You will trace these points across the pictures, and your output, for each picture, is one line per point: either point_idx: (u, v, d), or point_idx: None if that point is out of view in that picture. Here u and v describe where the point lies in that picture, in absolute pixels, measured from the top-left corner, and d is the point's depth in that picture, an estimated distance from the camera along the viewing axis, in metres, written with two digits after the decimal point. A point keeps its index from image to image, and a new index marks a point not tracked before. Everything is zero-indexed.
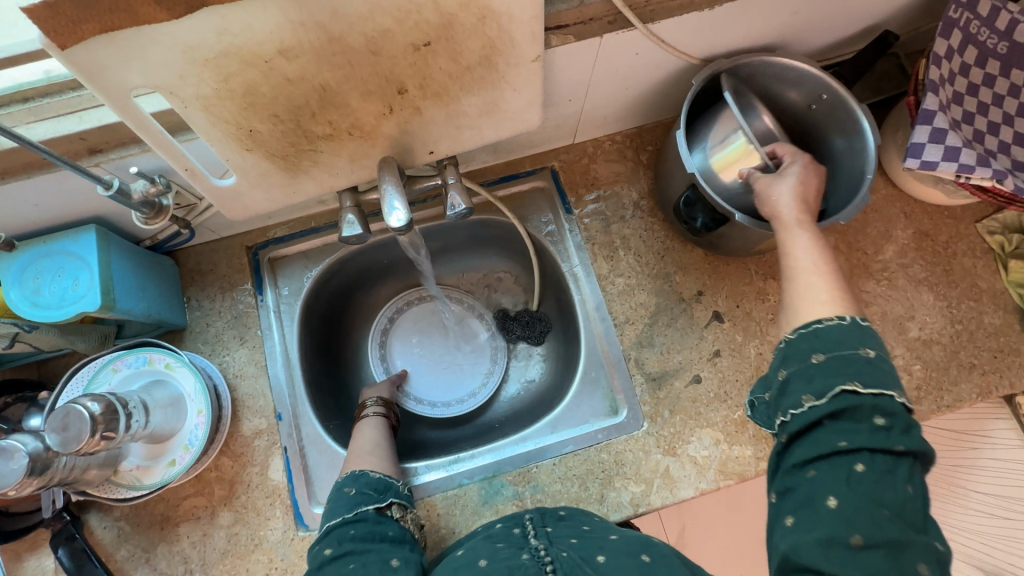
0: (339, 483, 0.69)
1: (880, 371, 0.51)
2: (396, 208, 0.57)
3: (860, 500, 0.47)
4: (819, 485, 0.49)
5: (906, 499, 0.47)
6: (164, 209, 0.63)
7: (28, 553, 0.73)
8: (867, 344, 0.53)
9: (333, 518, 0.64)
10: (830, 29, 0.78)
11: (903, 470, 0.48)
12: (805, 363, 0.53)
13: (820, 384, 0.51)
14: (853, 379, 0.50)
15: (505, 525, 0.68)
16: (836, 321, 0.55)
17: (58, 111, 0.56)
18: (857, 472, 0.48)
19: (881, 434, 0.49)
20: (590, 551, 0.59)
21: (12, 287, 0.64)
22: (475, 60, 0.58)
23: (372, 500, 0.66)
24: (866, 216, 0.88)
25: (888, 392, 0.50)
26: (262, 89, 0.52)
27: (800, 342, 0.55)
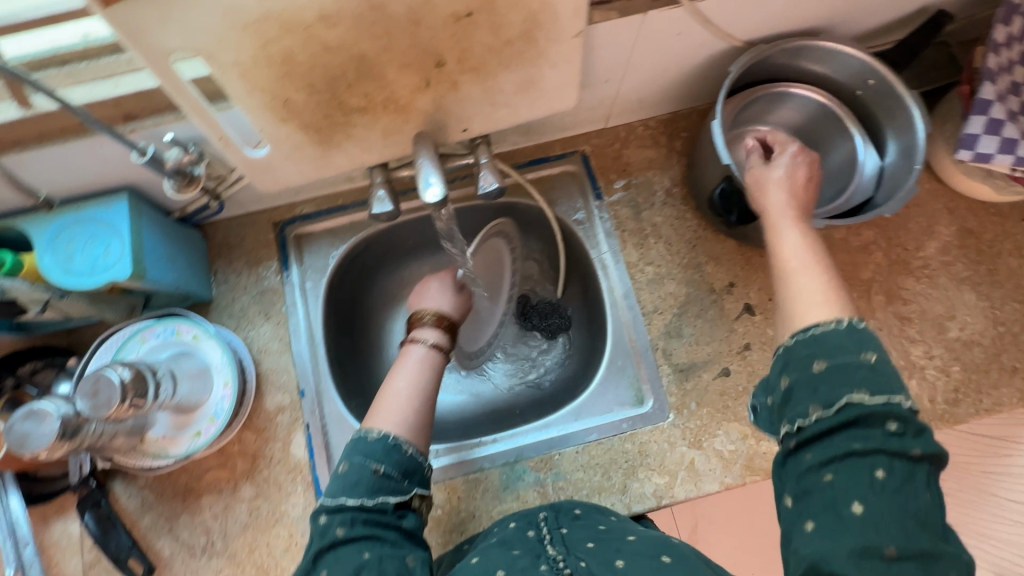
0: (367, 444, 0.60)
1: (885, 376, 0.47)
2: (432, 183, 0.56)
3: (884, 507, 0.44)
4: (839, 491, 0.45)
5: (925, 505, 0.44)
6: (196, 178, 0.61)
7: (55, 517, 0.74)
8: (869, 347, 0.48)
9: (352, 493, 0.57)
10: (881, 13, 0.74)
11: (921, 476, 0.45)
12: (807, 372, 0.49)
13: (826, 394, 0.47)
14: (859, 389, 0.46)
15: (518, 526, 0.66)
16: (832, 325, 0.50)
17: (96, 74, 0.56)
18: (881, 478, 0.44)
19: (893, 437, 0.45)
20: (608, 557, 0.57)
21: (46, 253, 0.64)
22: (516, 34, 0.56)
23: (398, 485, 0.59)
24: (907, 211, 0.85)
25: (897, 399, 0.46)
26: (301, 57, 0.51)
27: (798, 349, 0.50)
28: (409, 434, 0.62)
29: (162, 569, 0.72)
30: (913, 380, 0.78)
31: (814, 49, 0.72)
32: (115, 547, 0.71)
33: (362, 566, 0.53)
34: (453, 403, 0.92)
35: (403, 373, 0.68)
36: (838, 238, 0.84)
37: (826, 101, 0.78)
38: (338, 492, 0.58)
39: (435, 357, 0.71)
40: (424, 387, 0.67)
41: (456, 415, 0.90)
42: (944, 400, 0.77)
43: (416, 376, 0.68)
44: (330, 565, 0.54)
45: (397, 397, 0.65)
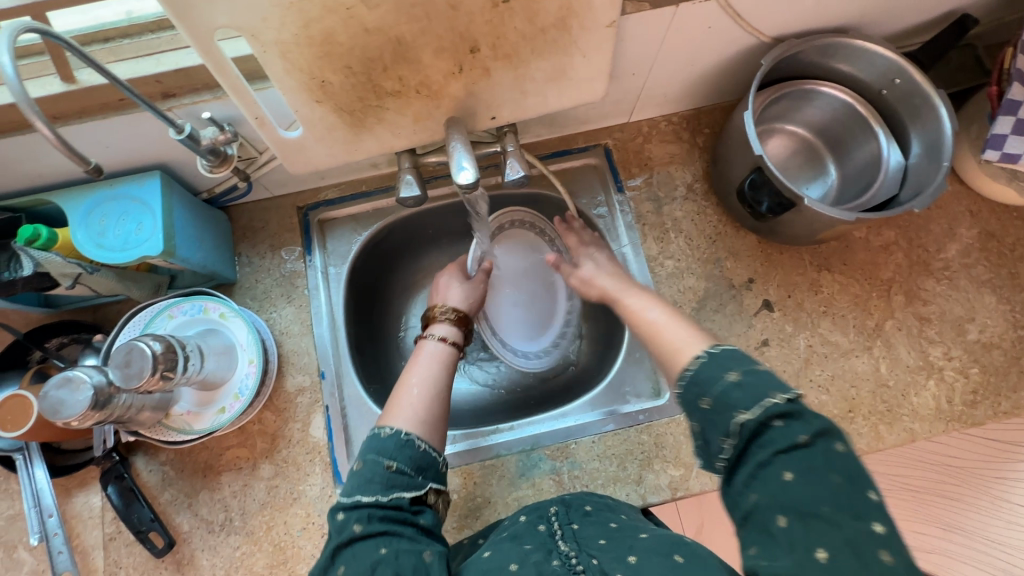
0: (380, 440, 0.60)
1: (754, 386, 0.46)
2: (464, 167, 0.56)
3: (801, 509, 0.42)
4: (765, 508, 0.44)
5: (837, 489, 0.42)
6: (228, 158, 0.63)
7: (77, 490, 0.75)
8: (731, 367, 0.48)
9: (365, 490, 0.56)
10: (910, 13, 0.75)
11: (824, 461, 0.44)
12: (699, 411, 0.49)
13: (721, 425, 0.47)
14: (740, 410, 0.46)
15: (529, 520, 0.64)
16: (697, 362, 0.51)
17: (138, 52, 0.57)
18: (788, 481, 0.43)
19: (783, 433, 0.45)
20: (620, 551, 0.54)
21: (80, 228, 0.66)
22: (551, 22, 0.57)
23: (411, 481, 0.58)
24: (929, 212, 0.85)
25: (773, 401, 0.45)
26: (340, 38, 0.52)
27: (683, 396, 0.50)
28: (421, 429, 0.62)
29: (181, 544, 0.73)
30: (931, 381, 0.78)
31: (843, 47, 0.72)
32: (136, 520, 0.72)
33: (380, 561, 0.51)
34: (469, 391, 0.91)
35: (417, 370, 0.68)
36: (859, 237, 0.84)
37: (854, 101, 0.79)
38: (353, 490, 0.56)
39: (448, 352, 0.72)
40: (437, 382, 0.67)
41: (471, 403, 0.91)
42: (962, 402, 0.77)
43: (430, 372, 0.68)
44: (347, 562, 0.52)
45: (410, 394, 0.65)
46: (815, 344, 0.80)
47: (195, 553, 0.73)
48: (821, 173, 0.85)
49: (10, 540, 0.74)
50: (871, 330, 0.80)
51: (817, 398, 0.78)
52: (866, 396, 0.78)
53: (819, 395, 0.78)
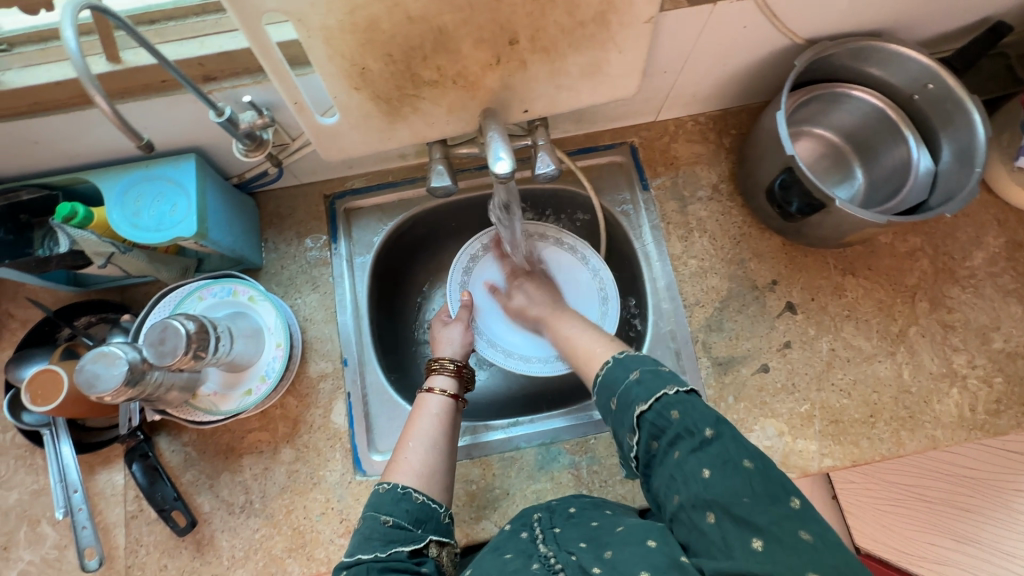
0: (378, 497, 0.62)
1: (650, 382, 0.58)
2: (501, 157, 0.57)
3: (724, 503, 0.50)
4: (690, 506, 0.51)
5: (749, 475, 0.51)
6: (263, 142, 0.63)
7: (101, 467, 0.75)
8: (632, 370, 0.61)
9: (365, 548, 0.57)
10: (945, 19, 0.75)
11: (730, 449, 0.53)
12: (613, 412, 0.60)
13: (628, 421, 0.58)
14: (640, 402, 0.57)
15: (513, 528, 0.64)
16: (606, 369, 0.63)
17: (182, 34, 0.58)
18: (707, 476, 0.52)
19: (688, 426, 0.55)
20: (598, 549, 0.55)
21: (115, 208, 0.66)
22: (590, 15, 0.58)
23: (411, 535, 0.59)
24: (956, 220, 0.84)
25: (663, 392, 0.57)
26: (384, 25, 0.53)
27: (601, 402, 0.62)
28: (417, 481, 0.64)
29: (201, 524, 0.74)
30: (954, 389, 0.78)
31: (874, 50, 0.72)
32: (160, 498, 0.73)
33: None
34: (487, 385, 0.92)
35: (418, 423, 0.70)
36: (885, 242, 0.84)
37: (883, 105, 0.79)
38: (353, 549, 0.58)
39: (448, 404, 0.72)
40: (438, 435, 0.69)
41: (490, 395, 0.91)
42: (985, 411, 0.77)
43: (429, 426, 0.69)
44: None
45: (407, 446, 0.67)
46: (837, 347, 0.80)
47: (215, 533, 0.74)
48: (848, 176, 0.84)
49: (35, 514, 0.75)
50: (894, 336, 0.80)
51: (839, 401, 0.78)
52: (888, 401, 0.78)
53: (840, 399, 0.78)
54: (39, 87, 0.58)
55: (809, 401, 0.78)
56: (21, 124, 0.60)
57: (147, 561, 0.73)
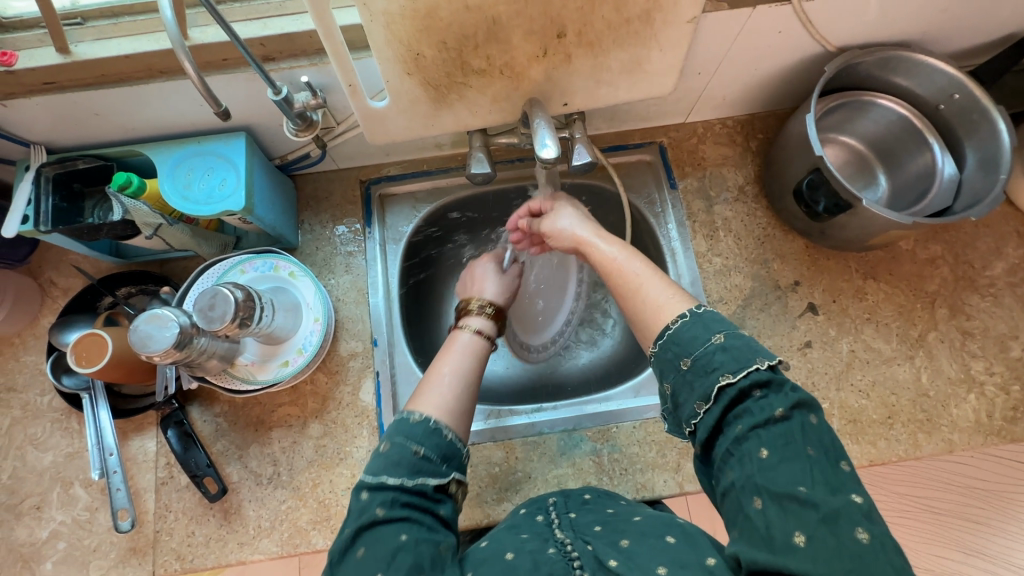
0: (409, 424, 0.58)
1: (736, 351, 0.51)
2: (547, 144, 0.59)
3: (775, 491, 0.46)
4: (740, 485, 0.48)
5: (811, 463, 0.47)
6: (314, 124, 0.66)
7: (135, 433, 0.78)
8: (715, 329, 0.53)
9: (392, 472, 0.55)
10: (972, 33, 0.77)
11: (795, 433, 0.48)
12: (679, 372, 0.53)
13: (701, 390, 0.52)
14: (723, 372, 0.51)
15: (528, 512, 0.64)
16: (679, 320, 0.54)
17: (247, 15, 0.62)
18: (763, 456, 0.48)
19: (762, 407, 0.49)
20: (614, 536, 0.55)
21: (166, 180, 0.69)
22: (636, 13, 0.60)
23: (438, 468, 0.57)
24: (976, 230, 0.86)
25: (754, 367, 0.50)
26: (442, 13, 0.56)
27: (663, 354, 0.54)
28: (451, 420, 0.60)
29: (230, 492, 0.76)
30: (972, 395, 0.79)
31: (903, 60, 0.74)
32: (193, 464, 0.75)
33: (400, 548, 0.50)
34: (508, 373, 0.93)
35: (450, 359, 0.65)
36: (906, 249, 0.85)
37: (910, 114, 0.81)
38: (377, 471, 0.55)
39: (480, 346, 0.68)
40: (469, 373, 0.64)
41: (511, 383, 0.92)
42: (1001, 417, 0.78)
43: (463, 362, 0.65)
44: (368, 545, 0.51)
45: (442, 379, 0.63)
46: (858, 349, 0.81)
47: (243, 503, 0.75)
48: (871, 182, 0.86)
49: (68, 476, 0.77)
50: (914, 340, 0.82)
51: (857, 402, 0.79)
52: (907, 404, 0.79)
53: (859, 400, 0.79)
54: (108, 59, 0.61)
55: (828, 400, 0.79)
56: (86, 94, 0.62)
57: (175, 527, 0.74)
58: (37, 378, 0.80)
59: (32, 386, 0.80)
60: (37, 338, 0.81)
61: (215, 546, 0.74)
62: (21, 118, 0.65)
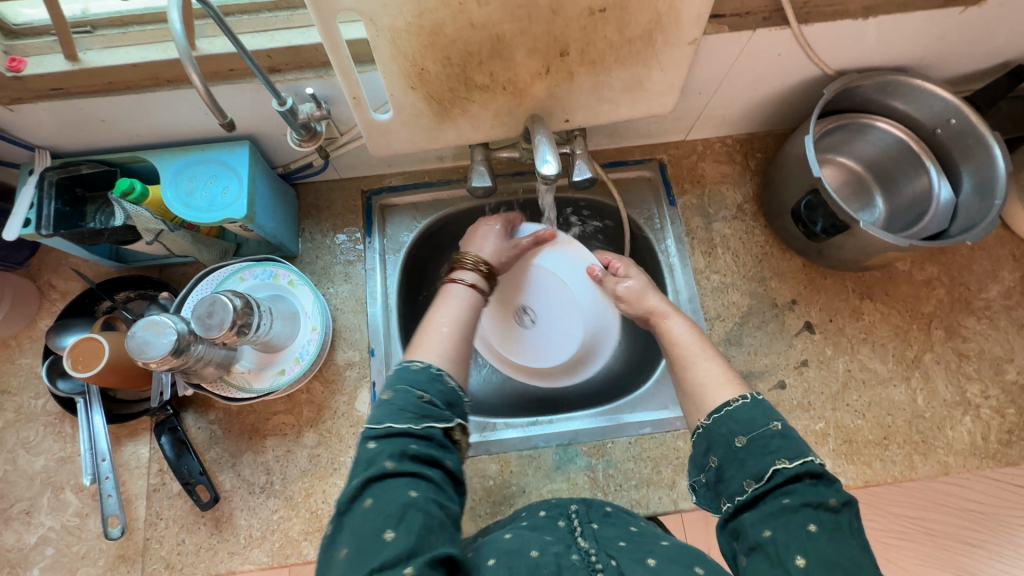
0: (411, 372, 0.59)
1: (794, 440, 0.53)
2: (548, 160, 0.60)
3: (826, 560, 0.46)
4: (782, 544, 0.48)
5: (858, 552, 0.47)
6: (317, 135, 0.66)
7: (128, 439, 0.77)
8: (774, 417, 0.55)
9: (398, 419, 0.55)
10: (968, 59, 0.78)
11: (844, 522, 0.49)
12: (731, 448, 0.54)
13: (752, 467, 0.52)
14: (780, 456, 0.52)
15: (548, 514, 0.63)
16: (741, 402, 0.57)
17: (255, 28, 0.63)
18: (812, 531, 0.48)
19: (814, 490, 0.50)
20: (640, 553, 0.54)
21: (169, 187, 0.69)
22: (638, 34, 0.61)
23: (443, 416, 0.57)
24: (972, 252, 0.87)
25: (813, 458, 0.51)
26: (446, 30, 0.56)
27: (718, 427, 0.56)
28: (450, 367, 0.61)
29: (222, 501, 0.75)
30: (967, 417, 0.79)
31: (901, 84, 0.75)
32: (185, 472, 0.75)
33: (410, 503, 0.50)
34: (502, 385, 0.93)
35: (446, 311, 0.66)
36: (902, 269, 0.86)
37: (908, 137, 0.81)
38: (384, 418, 0.55)
39: (475, 297, 0.70)
40: (464, 322, 0.66)
41: (505, 395, 0.92)
42: (997, 440, 0.78)
43: (458, 313, 0.67)
44: (375, 496, 0.51)
45: (440, 331, 0.64)
46: (854, 369, 0.81)
47: (235, 512, 0.75)
48: (868, 204, 0.87)
49: (59, 481, 0.76)
50: (910, 361, 0.82)
51: (853, 421, 0.79)
52: (902, 425, 0.79)
53: (855, 419, 0.79)
54: (115, 68, 0.61)
55: (824, 419, 0.79)
56: (92, 102, 0.63)
57: (166, 535, 0.74)
58: (31, 381, 0.80)
59: (27, 389, 0.79)
60: (33, 340, 0.81)
61: (206, 555, 0.73)
62: (26, 122, 0.65)
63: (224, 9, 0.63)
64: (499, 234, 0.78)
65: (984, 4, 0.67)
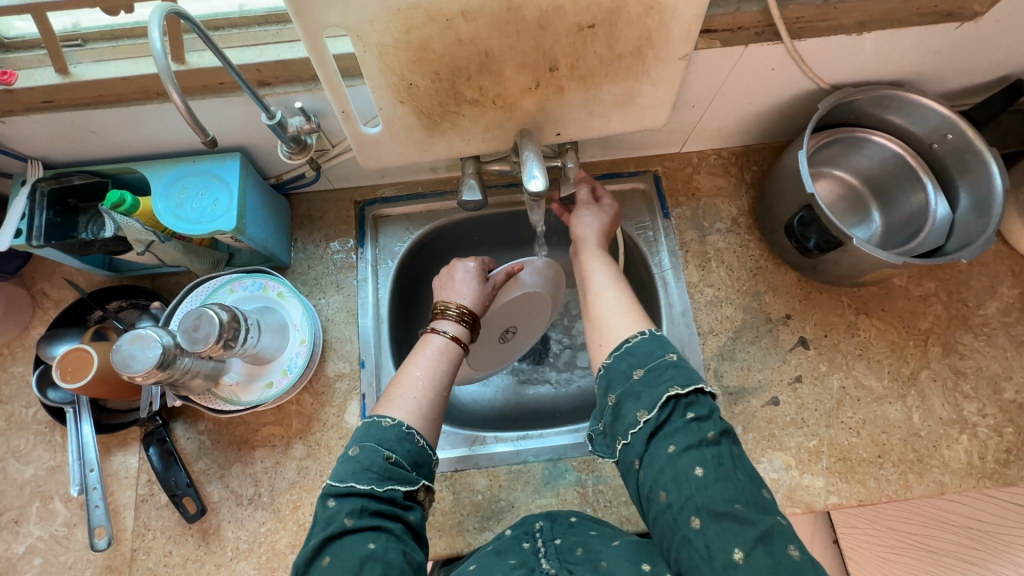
0: (381, 430, 0.58)
1: (686, 368, 0.56)
2: (535, 175, 0.59)
3: (713, 509, 0.49)
4: (677, 506, 0.50)
5: (742, 487, 0.51)
6: (307, 147, 0.66)
7: (117, 449, 0.77)
8: (668, 349, 0.58)
9: (360, 479, 0.55)
10: (966, 74, 0.77)
11: (726, 457, 0.52)
12: (628, 381, 0.57)
13: (645, 399, 0.55)
14: (673, 385, 0.55)
15: (514, 535, 0.63)
16: (638, 338, 0.60)
17: (244, 42, 0.63)
18: (698, 475, 0.51)
19: (696, 425, 0.53)
20: (592, 560, 0.57)
21: (160, 199, 0.69)
22: (628, 49, 0.60)
23: (408, 476, 0.57)
24: (971, 268, 0.86)
25: (700, 388, 0.55)
26: (434, 46, 0.56)
27: (618, 362, 0.58)
28: (421, 424, 0.61)
29: (210, 512, 0.75)
30: (964, 436, 0.78)
31: (898, 99, 0.74)
32: (173, 483, 0.75)
33: (368, 556, 0.51)
34: (494, 397, 0.93)
35: (421, 362, 0.66)
36: (899, 285, 0.85)
37: (905, 152, 0.81)
38: (347, 475, 0.55)
39: (456, 349, 0.69)
40: (441, 378, 0.65)
41: (498, 407, 0.92)
42: (995, 460, 0.76)
43: (437, 369, 0.65)
44: (333, 553, 0.52)
45: (415, 384, 0.63)
46: (848, 385, 0.80)
47: (222, 524, 0.74)
48: (865, 219, 0.86)
49: (48, 490, 0.76)
50: (905, 378, 0.81)
51: (847, 439, 0.78)
52: (897, 443, 0.78)
53: (849, 437, 0.78)
54: (106, 81, 0.62)
55: (817, 437, 0.78)
56: (83, 114, 0.63)
57: (153, 546, 0.74)
58: (23, 390, 0.80)
59: (18, 397, 0.80)
60: (26, 349, 0.81)
61: (192, 567, 0.73)
62: (19, 133, 0.65)
63: (214, 23, 0.63)
64: (476, 274, 0.77)
65: (982, 20, 0.67)
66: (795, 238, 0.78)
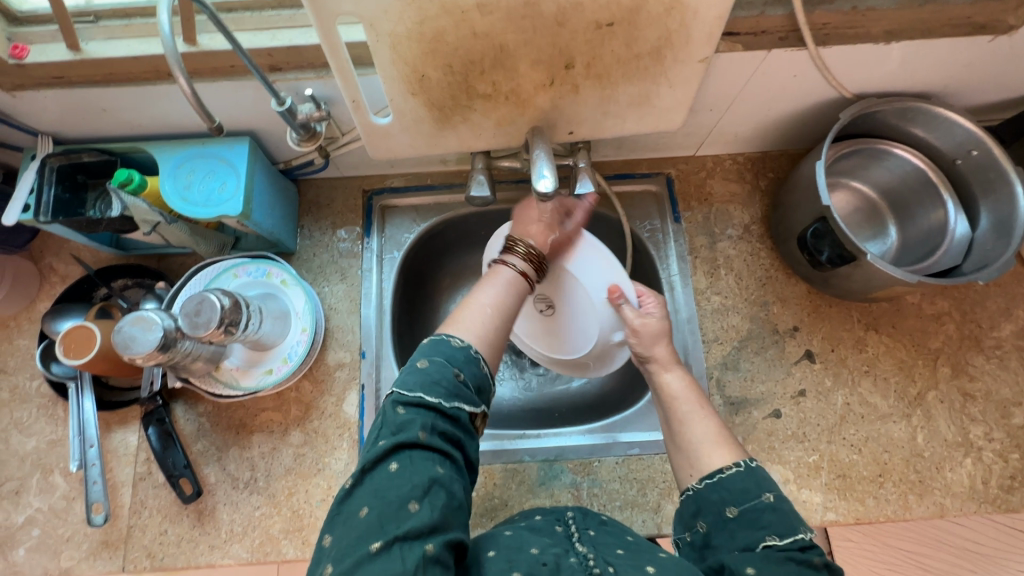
0: (450, 349, 0.54)
1: (787, 513, 0.50)
2: (544, 175, 0.58)
3: None
4: None
5: None
6: (317, 135, 0.65)
7: (117, 426, 0.78)
8: (766, 487, 0.52)
9: (431, 392, 0.51)
10: (994, 89, 0.75)
11: None
12: (720, 515, 0.52)
13: (740, 538, 0.50)
14: (769, 532, 0.49)
15: (546, 519, 0.61)
16: (734, 470, 0.54)
17: (257, 25, 0.62)
18: None
19: (799, 554, 0.47)
20: (638, 561, 0.52)
21: (168, 180, 0.69)
22: (647, 49, 0.59)
23: (473, 398, 0.54)
24: (987, 288, 0.84)
25: (803, 535, 0.49)
26: (448, 38, 0.55)
27: (709, 494, 0.53)
28: (486, 350, 0.57)
29: (206, 494, 0.75)
30: (968, 459, 0.76)
31: (922, 112, 0.72)
32: (170, 464, 0.75)
33: (436, 479, 0.48)
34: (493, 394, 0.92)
35: (489, 289, 0.61)
36: (912, 302, 0.83)
37: (926, 166, 0.78)
38: (417, 386, 0.52)
39: (522, 285, 0.64)
40: (508, 308, 0.61)
41: (497, 403, 0.91)
42: (998, 485, 0.75)
43: (505, 297, 0.61)
44: (402, 462, 0.48)
45: (482, 309, 0.59)
46: (853, 402, 0.79)
47: (218, 506, 0.75)
48: (880, 233, 0.84)
49: (49, 463, 0.77)
50: (912, 398, 0.79)
51: (848, 456, 0.77)
52: (899, 463, 0.77)
53: (850, 454, 0.77)
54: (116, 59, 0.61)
55: (818, 452, 0.77)
56: (93, 91, 0.63)
57: (149, 524, 0.74)
58: (28, 362, 0.81)
59: (23, 369, 0.80)
60: (32, 322, 0.82)
61: (186, 546, 0.74)
62: (30, 108, 0.65)
63: (226, 5, 0.63)
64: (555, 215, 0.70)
65: (1016, 34, 0.64)
66: (810, 250, 0.76)
